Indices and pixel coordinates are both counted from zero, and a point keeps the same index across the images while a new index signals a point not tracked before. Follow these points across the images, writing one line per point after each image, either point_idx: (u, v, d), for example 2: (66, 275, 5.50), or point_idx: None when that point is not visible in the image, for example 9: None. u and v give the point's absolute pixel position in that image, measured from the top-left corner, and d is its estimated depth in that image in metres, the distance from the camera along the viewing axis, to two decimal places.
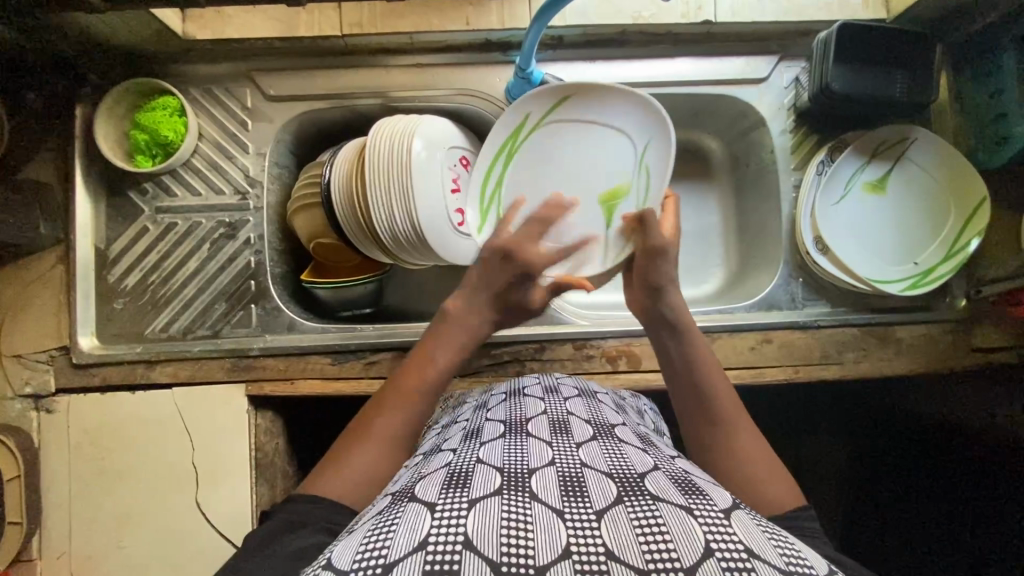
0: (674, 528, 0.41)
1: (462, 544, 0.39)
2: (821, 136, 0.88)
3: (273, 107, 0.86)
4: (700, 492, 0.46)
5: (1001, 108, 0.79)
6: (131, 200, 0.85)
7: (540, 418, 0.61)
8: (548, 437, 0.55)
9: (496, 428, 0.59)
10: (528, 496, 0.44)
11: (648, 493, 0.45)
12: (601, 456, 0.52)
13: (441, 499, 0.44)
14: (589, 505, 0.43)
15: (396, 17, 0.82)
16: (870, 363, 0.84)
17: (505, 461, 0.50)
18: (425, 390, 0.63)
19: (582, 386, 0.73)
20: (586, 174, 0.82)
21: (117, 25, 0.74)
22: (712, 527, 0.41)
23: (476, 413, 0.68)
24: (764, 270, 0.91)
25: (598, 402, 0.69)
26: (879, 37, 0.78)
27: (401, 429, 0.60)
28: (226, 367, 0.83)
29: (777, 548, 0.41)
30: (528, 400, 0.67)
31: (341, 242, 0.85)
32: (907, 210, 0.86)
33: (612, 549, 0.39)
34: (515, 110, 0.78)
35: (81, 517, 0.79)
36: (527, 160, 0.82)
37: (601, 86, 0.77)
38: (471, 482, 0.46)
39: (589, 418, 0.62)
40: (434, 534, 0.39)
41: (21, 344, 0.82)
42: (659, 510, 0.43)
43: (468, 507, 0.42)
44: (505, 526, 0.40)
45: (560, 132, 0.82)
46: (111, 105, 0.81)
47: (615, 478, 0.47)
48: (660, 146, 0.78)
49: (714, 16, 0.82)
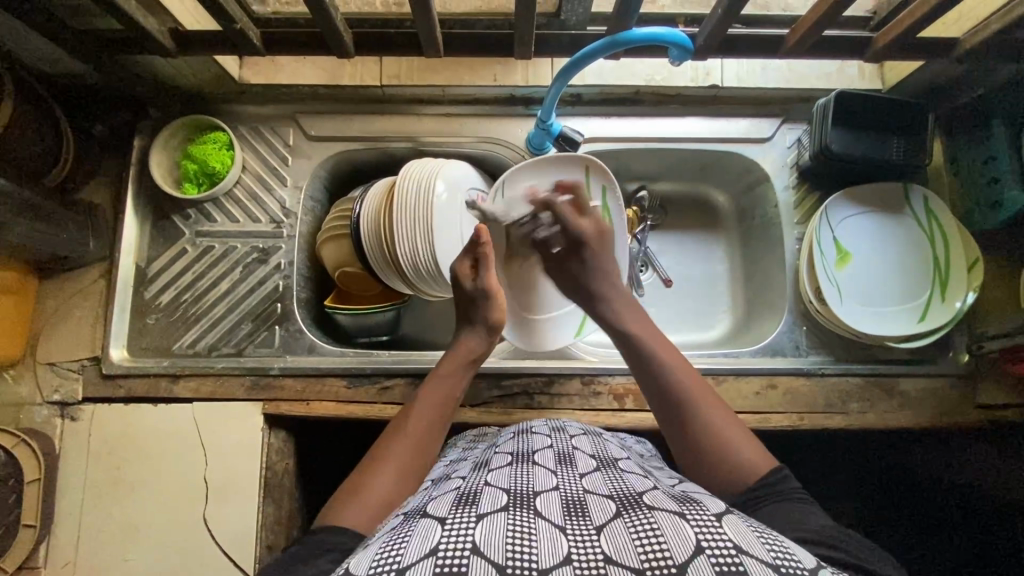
0: (668, 533, 0.42)
1: (470, 549, 0.41)
2: (823, 194, 0.93)
3: (313, 145, 0.93)
4: (694, 502, 0.48)
5: (994, 173, 0.84)
6: (174, 224, 0.92)
7: (545, 451, 0.63)
8: (553, 466, 0.58)
9: (504, 458, 0.62)
10: (533, 513, 0.46)
11: (645, 506, 0.47)
12: (603, 484, 0.54)
13: (451, 515, 0.46)
14: (590, 522, 0.45)
15: (431, 72, 0.91)
16: (876, 414, 0.85)
17: (512, 484, 0.52)
18: (426, 429, 0.67)
19: (587, 428, 0.74)
20: (881, 259, 0.89)
21: (182, 67, 0.83)
22: (705, 528, 0.43)
23: (486, 450, 0.70)
24: (768, 317, 0.94)
25: (604, 440, 0.70)
26: (875, 106, 0.84)
27: (411, 461, 0.63)
28: (246, 385, 0.87)
29: (766, 547, 0.43)
30: (535, 436, 0.69)
31: (365, 272, 0.90)
32: (908, 266, 0.89)
33: (610, 556, 0.41)
34: (949, 219, 0.87)
35: (90, 526, 0.81)
36: (908, 241, 0.89)
37: (936, 247, 0.88)
38: (480, 500, 0.48)
39: (593, 452, 0.64)
40: (444, 543, 0.42)
41: (57, 353, 0.87)
42: (655, 519, 0.44)
43: (476, 520, 0.44)
44: (510, 536, 0.42)
45: (903, 247, 0.89)
46: (167, 136, 0.89)
47: (616, 499, 0.49)
48: (937, 307, 0.86)
49: (721, 81, 0.90)
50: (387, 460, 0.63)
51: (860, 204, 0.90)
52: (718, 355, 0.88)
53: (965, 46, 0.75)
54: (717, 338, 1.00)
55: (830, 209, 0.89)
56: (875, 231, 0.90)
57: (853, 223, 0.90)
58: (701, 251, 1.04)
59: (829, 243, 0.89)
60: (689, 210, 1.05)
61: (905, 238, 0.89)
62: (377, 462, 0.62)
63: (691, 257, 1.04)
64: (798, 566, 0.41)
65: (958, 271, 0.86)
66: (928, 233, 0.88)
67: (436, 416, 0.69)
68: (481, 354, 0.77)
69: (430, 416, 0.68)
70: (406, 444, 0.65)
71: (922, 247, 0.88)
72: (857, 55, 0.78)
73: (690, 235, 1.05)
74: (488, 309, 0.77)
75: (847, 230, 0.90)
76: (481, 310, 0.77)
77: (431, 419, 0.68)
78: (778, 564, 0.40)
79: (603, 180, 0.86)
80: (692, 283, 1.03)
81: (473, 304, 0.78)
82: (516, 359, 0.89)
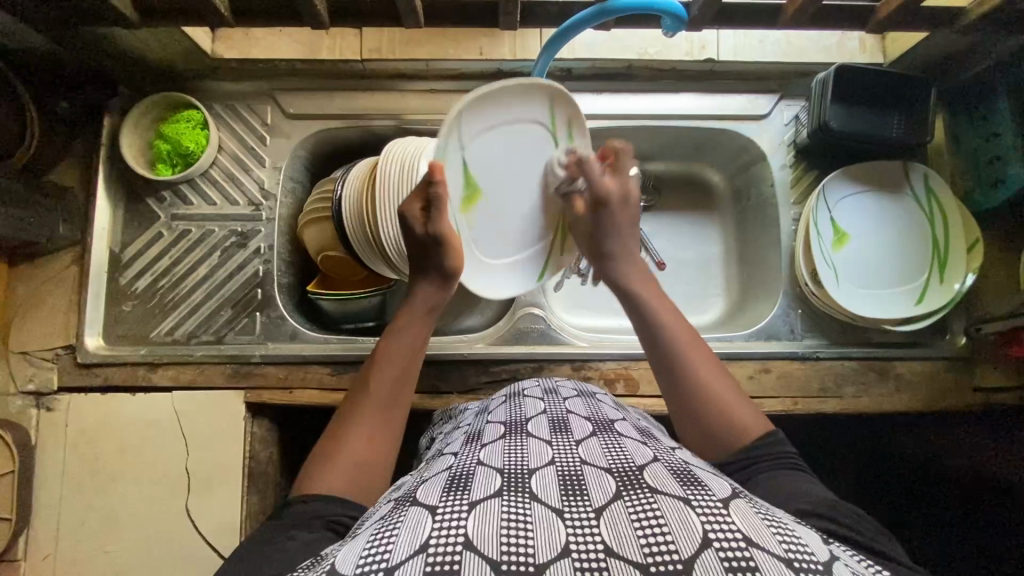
0: (672, 522, 0.39)
1: (463, 544, 0.37)
2: (820, 172, 0.90)
3: (292, 124, 0.89)
4: (698, 483, 0.45)
5: (997, 151, 0.81)
6: (148, 207, 0.88)
7: (539, 417, 0.60)
8: (548, 436, 0.54)
9: (497, 429, 0.59)
10: (528, 497, 0.43)
11: (646, 485, 0.44)
12: (600, 452, 0.51)
13: (442, 503, 0.42)
14: (588, 502, 0.42)
15: (413, 46, 0.87)
16: (870, 398, 0.84)
17: (505, 462, 0.49)
18: (393, 390, 0.63)
19: (581, 387, 0.72)
20: (877, 238, 0.87)
21: (149, 40, 0.78)
22: (710, 518, 0.40)
23: (478, 417, 0.68)
24: (763, 300, 0.92)
25: (598, 401, 0.68)
26: (877, 79, 0.80)
27: (380, 425, 0.60)
28: (227, 373, 0.84)
29: (777, 538, 0.39)
30: (528, 400, 0.66)
31: (349, 256, 0.86)
32: (906, 247, 0.86)
33: (611, 547, 0.38)
34: (945, 199, 0.85)
35: (69, 519, 0.79)
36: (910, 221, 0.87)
37: (935, 229, 0.86)
38: (473, 484, 0.45)
39: (589, 415, 0.61)
40: (435, 536, 0.38)
41: (31, 342, 0.84)
42: (657, 502, 0.41)
43: (469, 509, 0.41)
44: (505, 526, 0.39)
45: (898, 228, 0.87)
46: (138, 115, 0.85)
47: (614, 473, 0.46)
48: (935, 289, 0.84)
49: (717, 55, 0.86)
50: (354, 424, 0.59)
51: (858, 183, 0.87)
52: (711, 339, 0.86)
53: (970, 16, 0.72)
54: (711, 322, 0.98)
55: (828, 188, 0.87)
56: (870, 212, 0.87)
57: (851, 203, 0.87)
58: (696, 233, 1.02)
59: (824, 221, 0.86)
60: (683, 191, 1.02)
61: (902, 220, 0.87)
62: (344, 428, 0.59)
63: (685, 239, 1.01)
64: (811, 562, 0.38)
65: (957, 254, 0.84)
66: (925, 213, 0.86)
67: (400, 373, 0.64)
68: (439, 301, 0.70)
69: (392, 375, 0.63)
70: (374, 410, 0.61)
71: (920, 229, 0.86)
72: (858, 26, 0.75)
73: (684, 217, 1.02)
74: (443, 255, 0.68)
75: (843, 209, 0.87)
76: (434, 260, 0.68)
77: (395, 375, 0.64)
78: (791, 559, 0.37)
79: (570, 112, 0.73)
80: (686, 265, 1.01)
81: (426, 254, 0.69)
82: (505, 345, 0.86)
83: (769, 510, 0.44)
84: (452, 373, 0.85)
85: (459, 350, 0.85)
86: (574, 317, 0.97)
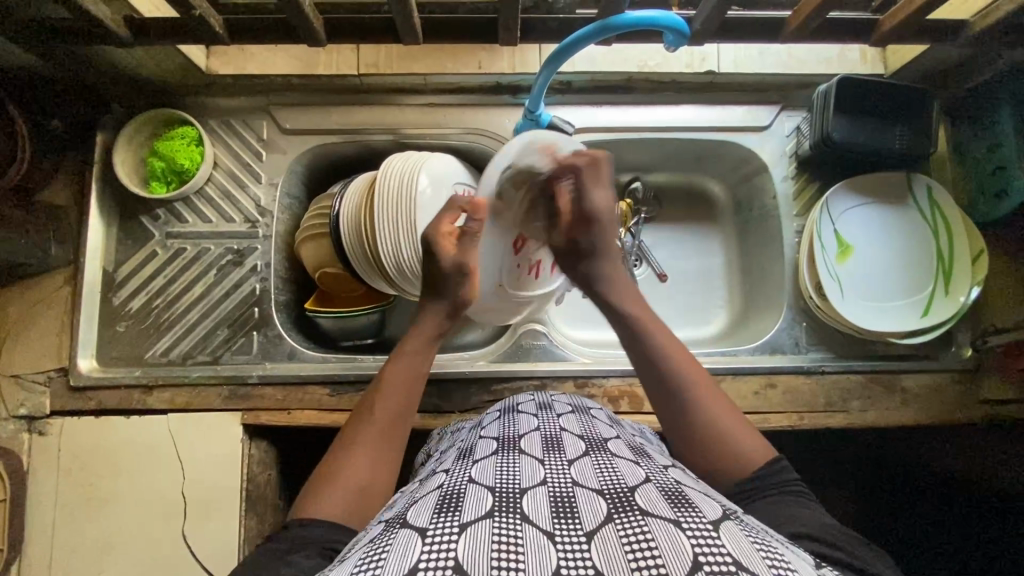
0: (662, 543, 0.38)
1: (452, 569, 0.36)
2: (822, 184, 0.89)
3: (288, 140, 0.88)
4: (688, 505, 0.43)
5: (1001, 160, 0.80)
6: (142, 225, 0.87)
7: (533, 434, 0.58)
8: (541, 455, 0.52)
9: (490, 445, 0.57)
10: (520, 519, 0.41)
11: (636, 508, 0.42)
12: (593, 473, 0.48)
13: (433, 524, 0.40)
14: (579, 526, 0.40)
15: (412, 60, 0.86)
16: (877, 412, 0.83)
17: (497, 481, 0.47)
18: (402, 418, 0.61)
19: (576, 403, 0.70)
20: (890, 256, 0.86)
21: (143, 58, 0.77)
22: (701, 540, 0.38)
23: (471, 433, 0.66)
24: (767, 313, 0.91)
25: (592, 418, 0.66)
26: (879, 89, 0.80)
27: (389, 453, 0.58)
28: (224, 395, 0.83)
29: (767, 560, 0.38)
30: (521, 416, 0.64)
31: (347, 273, 0.85)
32: (909, 260, 0.86)
33: (601, 571, 0.36)
34: (951, 219, 0.84)
35: (61, 547, 0.77)
36: (911, 238, 0.86)
37: (941, 241, 0.85)
38: (463, 505, 0.43)
39: (582, 433, 0.59)
40: (424, 560, 0.36)
41: (21, 365, 0.82)
42: (647, 526, 0.39)
43: (459, 532, 0.39)
44: (496, 550, 0.37)
45: (904, 245, 0.86)
46: (132, 133, 0.84)
47: (606, 495, 0.44)
48: (941, 303, 0.83)
49: (717, 67, 0.86)
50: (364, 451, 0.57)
51: (860, 194, 0.87)
52: (717, 354, 0.86)
53: (974, 28, 0.71)
54: (714, 334, 0.97)
55: (832, 200, 0.86)
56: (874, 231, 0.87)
57: (854, 215, 0.87)
58: (698, 244, 1.01)
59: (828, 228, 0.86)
60: (683, 202, 1.01)
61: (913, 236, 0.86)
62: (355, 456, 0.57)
63: (687, 250, 1.00)
64: None
65: (961, 267, 0.83)
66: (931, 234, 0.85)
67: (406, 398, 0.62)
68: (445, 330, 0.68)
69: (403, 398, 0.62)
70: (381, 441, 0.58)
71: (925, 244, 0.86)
72: (861, 38, 0.74)
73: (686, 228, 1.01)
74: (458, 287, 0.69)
75: (847, 220, 0.86)
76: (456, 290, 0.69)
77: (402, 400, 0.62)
78: None
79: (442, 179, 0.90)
80: (689, 277, 1.00)
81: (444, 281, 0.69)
82: (507, 364, 0.84)
83: (762, 534, 0.42)
84: (454, 392, 0.83)
85: (462, 369, 0.83)
86: (577, 332, 0.96)
